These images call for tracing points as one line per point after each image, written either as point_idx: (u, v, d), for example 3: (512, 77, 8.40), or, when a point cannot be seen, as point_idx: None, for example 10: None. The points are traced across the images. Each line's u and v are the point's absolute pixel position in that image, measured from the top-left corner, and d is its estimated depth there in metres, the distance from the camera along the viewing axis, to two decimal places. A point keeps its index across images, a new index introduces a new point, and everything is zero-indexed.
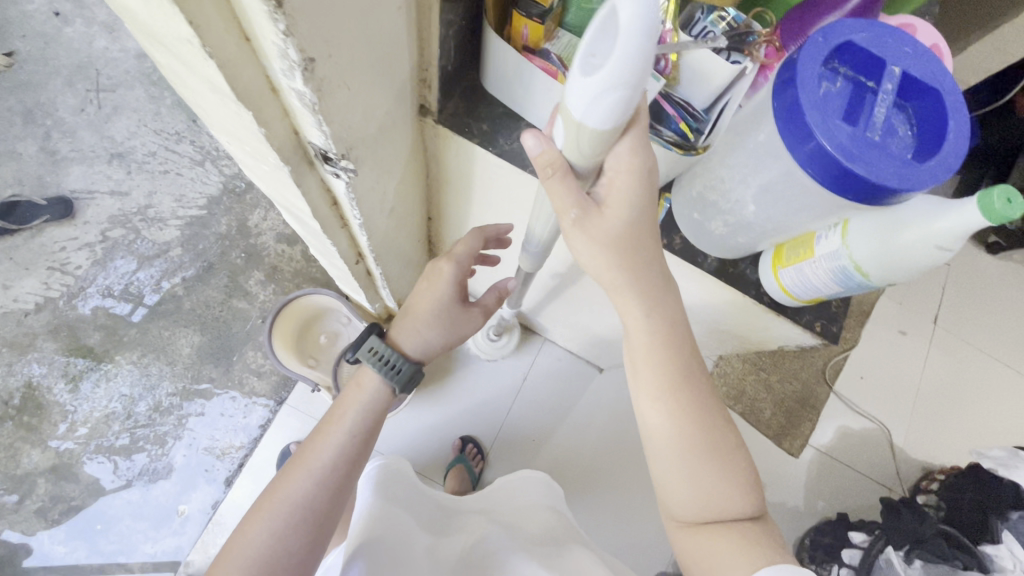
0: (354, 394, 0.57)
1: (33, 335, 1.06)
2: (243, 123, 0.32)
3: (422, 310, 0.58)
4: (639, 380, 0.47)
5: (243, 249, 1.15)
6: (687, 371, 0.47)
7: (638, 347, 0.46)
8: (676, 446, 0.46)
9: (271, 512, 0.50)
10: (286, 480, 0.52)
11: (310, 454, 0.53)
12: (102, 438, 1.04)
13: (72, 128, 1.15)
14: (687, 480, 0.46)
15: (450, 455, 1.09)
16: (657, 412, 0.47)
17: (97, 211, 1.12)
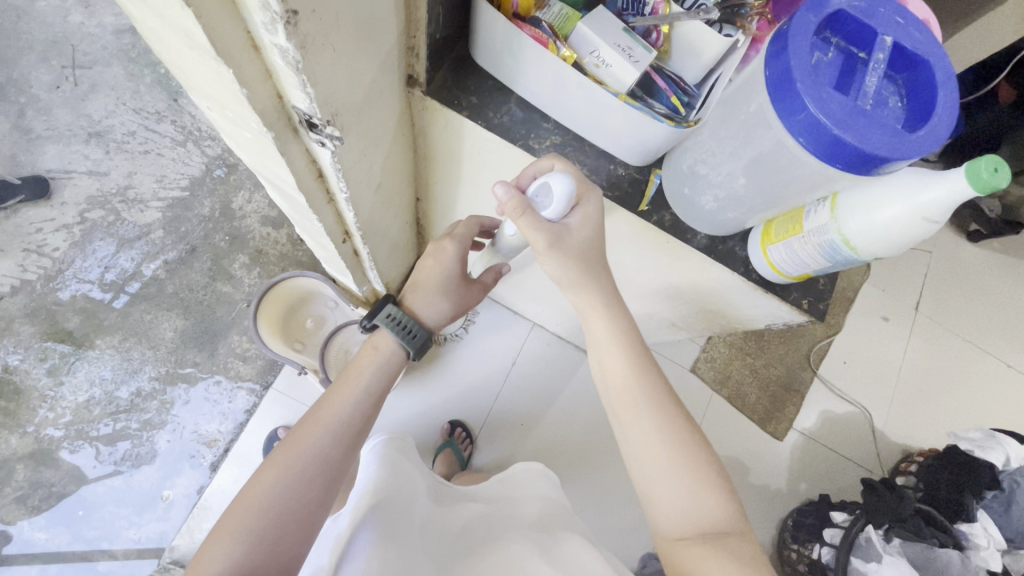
0: (368, 356, 0.58)
1: (10, 319, 1.03)
2: (224, 83, 0.31)
3: (430, 284, 0.61)
4: (608, 377, 0.50)
5: (227, 232, 1.13)
6: (653, 368, 0.50)
7: (603, 342, 0.49)
8: (654, 441, 0.48)
9: (288, 461, 0.48)
10: (302, 432, 0.51)
11: (326, 410, 0.53)
12: (83, 423, 1.02)
13: (47, 106, 1.11)
14: (667, 474, 0.47)
15: (438, 439, 1.09)
16: (631, 412, 0.49)
17: (75, 191, 1.09)
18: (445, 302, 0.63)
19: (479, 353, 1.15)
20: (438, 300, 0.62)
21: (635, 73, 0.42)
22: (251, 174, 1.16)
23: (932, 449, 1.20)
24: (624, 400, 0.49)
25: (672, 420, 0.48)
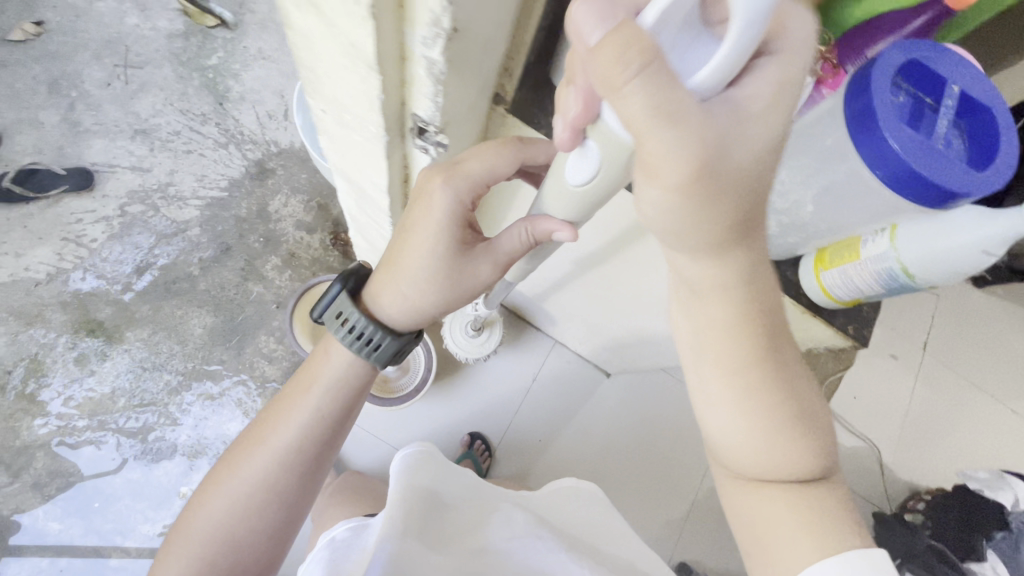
0: (317, 370, 0.60)
1: (42, 306, 1.04)
2: (365, 89, 0.34)
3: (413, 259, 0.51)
4: (710, 353, 0.40)
5: (262, 234, 1.15)
6: (770, 340, 0.40)
7: (713, 317, 0.38)
8: (753, 422, 0.41)
9: (230, 483, 0.58)
10: (247, 453, 0.59)
11: (270, 431, 0.59)
12: (106, 415, 1.02)
13: (97, 102, 1.14)
14: (760, 452, 0.41)
15: (457, 450, 1.10)
16: (729, 389, 0.41)
17: (117, 185, 1.11)
18: (432, 278, 0.51)
19: (501, 368, 1.16)
20: (418, 279, 0.52)
21: None
22: (289, 179, 1.19)
23: (938, 487, 1.22)
24: (724, 379, 0.40)
25: (778, 397, 0.41)
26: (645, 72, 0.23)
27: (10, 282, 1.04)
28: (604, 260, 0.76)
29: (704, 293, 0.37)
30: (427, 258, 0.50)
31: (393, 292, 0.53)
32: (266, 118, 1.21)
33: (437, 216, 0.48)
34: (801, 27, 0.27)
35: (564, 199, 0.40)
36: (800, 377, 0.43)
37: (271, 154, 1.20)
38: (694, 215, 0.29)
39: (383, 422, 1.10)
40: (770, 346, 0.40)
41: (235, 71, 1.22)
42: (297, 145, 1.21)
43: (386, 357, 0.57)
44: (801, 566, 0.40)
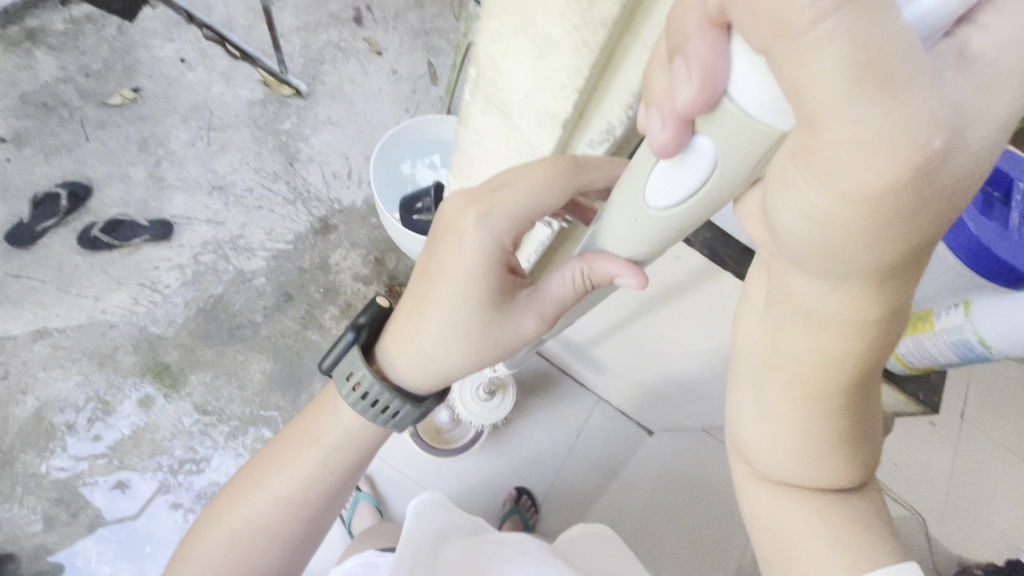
0: (319, 432, 0.65)
1: (114, 348, 1.09)
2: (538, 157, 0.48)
3: (444, 298, 0.53)
4: (790, 373, 0.44)
5: (322, 285, 1.21)
6: (867, 373, 0.42)
7: (823, 347, 0.39)
8: (810, 433, 0.46)
9: (233, 517, 0.65)
10: (251, 493, 0.65)
11: (272, 478, 0.65)
12: (165, 457, 1.05)
13: (181, 160, 1.24)
14: (792, 462, 0.48)
15: (502, 504, 1.10)
16: (795, 412, 0.46)
17: (193, 236, 1.19)
18: (455, 324, 0.54)
19: (547, 422, 1.17)
20: (447, 324, 0.54)
21: None
22: (349, 234, 1.26)
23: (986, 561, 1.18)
24: (792, 392, 0.45)
25: (838, 416, 0.45)
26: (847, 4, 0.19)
27: (87, 323, 1.09)
28: None
29: (823, 321, 0.37)
30: (463, 314, 0.54)
31: (426, 337, 0.55)
32: (332, 177, 1.30)
33: (464, 254, 0.51)
34: None
35: (654, 220, 0.38)
36: (869, 409, 0.46)
37: (335, 210, 1.27)
38: (868, 214, 0.25)
39: (432, 476, 1.09)
40: (861, 385, 0.43)
41: (306, 135, 1.32)
42: (359, 203, 1.28)
43: (404, 417, 0.60)
44: (808, 552, 0.47)
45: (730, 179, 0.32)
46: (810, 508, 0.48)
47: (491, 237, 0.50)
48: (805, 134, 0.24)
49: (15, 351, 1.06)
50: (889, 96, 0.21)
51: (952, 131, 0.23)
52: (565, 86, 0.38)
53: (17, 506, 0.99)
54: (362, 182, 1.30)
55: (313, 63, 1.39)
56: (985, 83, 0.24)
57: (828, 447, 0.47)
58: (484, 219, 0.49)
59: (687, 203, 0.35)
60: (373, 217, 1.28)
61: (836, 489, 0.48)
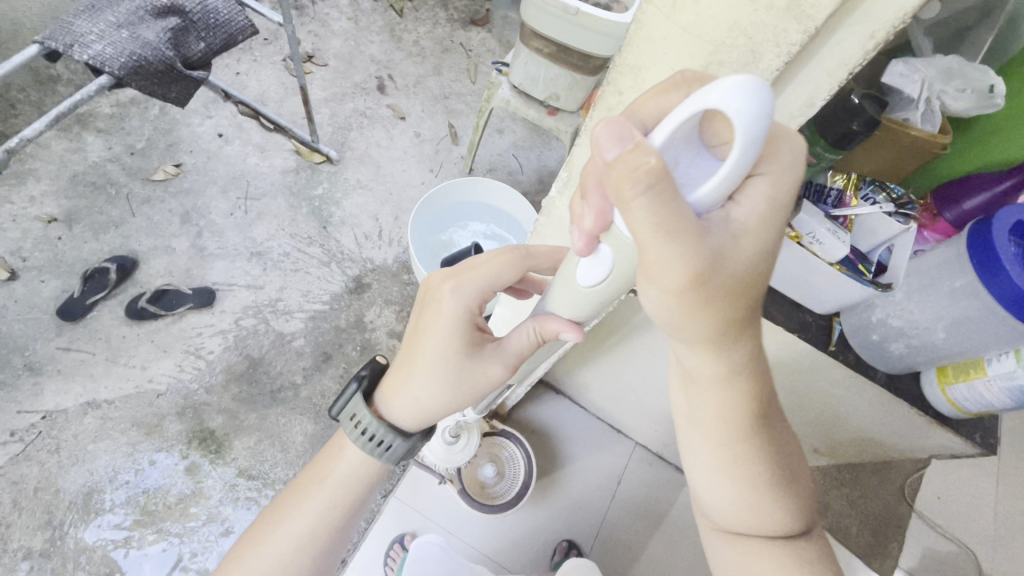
0: (330, 469, 0.63)
1: (161, 416, 1.11)
2: None
3: (424, 354, 0.56)
4: (703, 429, 0.51)
5: (359, 343, 1.24)
6: (761, 419, 0.50)
7: (713, 407, 0.49)
8: (745, 484, 0.53)
9: (249, 564, 0.61)
10: (267, 534, 0.62)
11: (287, 517, 0.62)
12: (212, 524, 1.05)
13: (221, 229, 1.30)
14: (738, 506, 0.54)
15: (550, 557, 1.09)
16: (719, 461, 0.52)
17: (234, 301, 1.23)
18: (445, 375, 0.56)
19: (587, 470, 1.16)
20: (432, 376, 0.56)
21: None
22: (383, 291, 1.29)
23: None
24: (713, 451, 0.51)
25: (763, 462, 0.52)
26: (650, 192, 0.31)
27: (135, 393, 1.12)
28: None
29: (708, 389, 0.48)
30: (440, 364, 0.56)
31: (406, 392, 0.58)
32: (364, 238, 1.34)
33: (443, 319, 0.55)
34: (786, 153, 0.36)
35: (573, 298, 0.50)
36: (785, 453, 0.53)
37: (368, 269, 1.31)
38: (689, 306, 0.38)
39: (479, 532, 1.08)
40: (765, 432, 0.51)
41: (337, 199, 1.37)
42: (391, 261, 1.32)
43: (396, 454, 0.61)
44: None
45: (625, 275, 0.44)
46: (769, 554, 0.55)
47: (463, 301, 0.55)
48: (641, 258, 0.37)
49: (65, 425, 1.08)
50: (678, 239, 0.33)
51: (721, 260, 0.36)
52: None
53: None
54: (393, 241, 1.34)
55: (341, 131, 1.46)
56: (747, 228, 0.36)
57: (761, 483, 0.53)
58: (457, 287, 0.54)
59: (602, 287, 0.46)
60: (405, 274, 1.32)
61: (782, 529, 0.55)
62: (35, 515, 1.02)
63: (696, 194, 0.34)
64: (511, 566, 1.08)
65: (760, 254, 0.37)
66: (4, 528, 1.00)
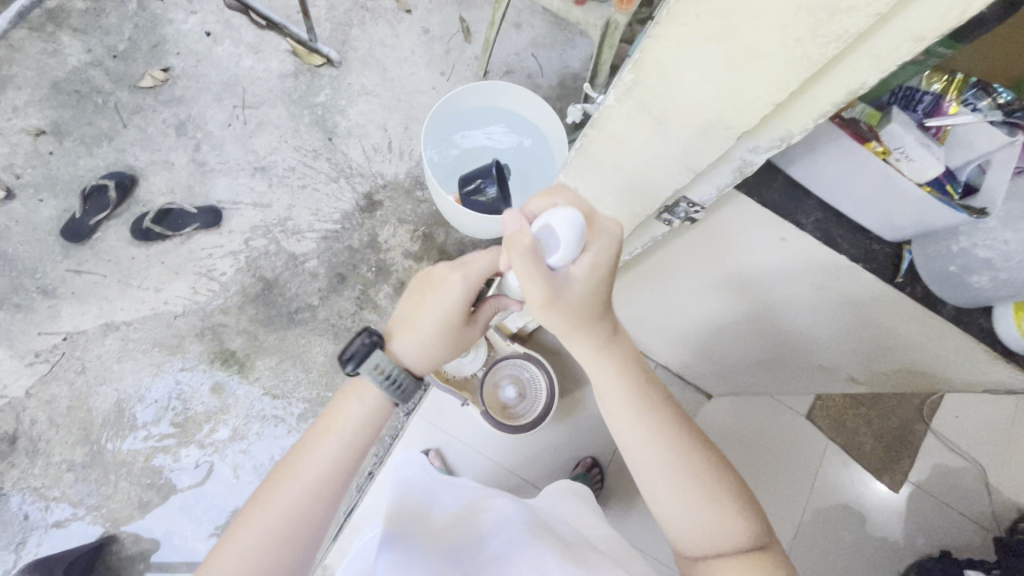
0: (348, 411, 0.54)
1: (181, 337, 1.11)
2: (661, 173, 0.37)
3: (428, 328, 0.54)
4: (610, 421, 0.50)
5: (373, 264, 1.19)
6: (659, 397, 0.50)
7: (603, 386, 0.50)
8: (671, 477, 0.47)
9: (260, 524, 0.50)
10: (280, 484, 0.51)
11: (301, 464, 0.52)
12: (241, 439, 1.09)
13: (220, 142, 1.21)
14: (668, 501, 0.48)
15: (571, 470, 1.12)
16: (635, 451, 0.49)
17: (242, 221, 1.18)
18: (443, 337, 0.55)
19: None
20: (427, 342, 0.55)
21: (939, 166, 0.49)
22: (396, 209, 1.22)
23: None
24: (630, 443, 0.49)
25: (679, 441, 0.48)
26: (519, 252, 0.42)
27: (152, 315, 1.11)
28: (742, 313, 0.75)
29: (592, 374, 0.50)
30: (439, 339, 0.55)
31: (403, 351, 0.55)
32: (373, 151, 1.24)
33: (442, 303, 0.53)
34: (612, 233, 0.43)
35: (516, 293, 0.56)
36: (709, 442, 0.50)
37: (379, 186, 1.22)
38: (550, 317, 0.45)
39: (500, 449, 1.11)
40: (668, 412, 0.49)
41: (342, 107, 1.25)
42: (402, 176, 1.23)
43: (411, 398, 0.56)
44: None
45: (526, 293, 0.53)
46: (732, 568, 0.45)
47: (472, 284, 0.52)
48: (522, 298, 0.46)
49: (88, 345, 1.08)
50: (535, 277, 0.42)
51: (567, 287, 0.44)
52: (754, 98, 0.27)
53: (111, 492, 1.04)
54: (404, 154, 1.24)
55: (342, 27, 1.30)
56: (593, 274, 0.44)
57: (684, 464, 0.48)
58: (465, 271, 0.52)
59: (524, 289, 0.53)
60: (417, 190, 1.23)
61: (747, 537, 0.46)
62: (72, 430, 1.05)
63: (552, 258, 0.43)
64: (532, 480, 1.11)
65: (597, 290, 0.45)
66: (44, 442, 1.04)
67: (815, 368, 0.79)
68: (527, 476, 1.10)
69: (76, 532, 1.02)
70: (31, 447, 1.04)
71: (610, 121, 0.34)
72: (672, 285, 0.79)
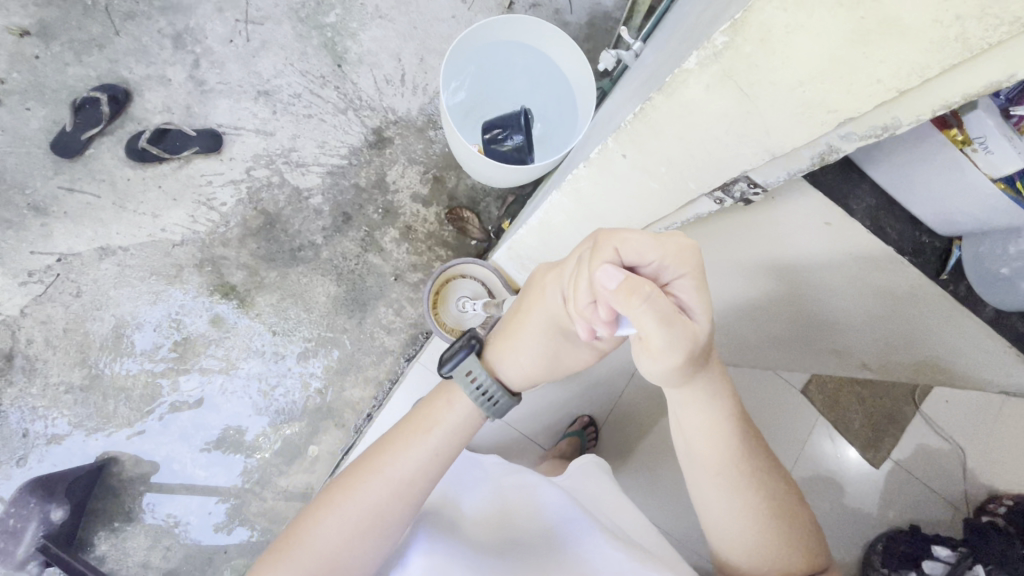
0: (441, 413, 0.53)
1: (179, 267, 1.08)
2: (727, 148, 0.36)
3: (526, 340, 0.51)
4: (695, 460, 0.50)
5: (380, 205, 1.14)
6: (750, 437, 0.50)
7: (700, 426, 0.49)
8: (752, 512, 0.49)
9: (343, 512, 0.49)
10: (363, 479, 0.51)
11: (388, 461, 0.51)
12: (240, 373, 1.08)
13: (221, 59, 1.12)
14: (741, 539, 0.50)
15: (568, 426, 1.14)
16: (715, 490, 0.50)
17: (243, 148, 1.11)
18: (545, 356, 0.51)
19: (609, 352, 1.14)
20: (527, 351, 0.52)
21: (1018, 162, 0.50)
22: (406, 148, 1.15)
23: None
24: (713, 481, 0.49)
25: (760, 481, 0.50)
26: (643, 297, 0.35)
27: (149, 242, 1.07)
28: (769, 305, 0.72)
29: (688, 417, 0.49)
30: (538, 346, 0.51)
31: (502, 360, 0.53)
32: (384, 83, 1.15)
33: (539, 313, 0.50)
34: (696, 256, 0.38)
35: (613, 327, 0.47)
36: (784, 484, 0.51)
37: (389, 121, 1.15)
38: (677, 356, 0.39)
39: None
40: (755, 454, 0.50)
41: (353, 30, 1.15)
42: (415, 113, 1.16)
43: (502, 412, 0.55)
44: None
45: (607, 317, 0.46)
46: None
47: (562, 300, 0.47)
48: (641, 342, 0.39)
49: (83, 269, 1.05)
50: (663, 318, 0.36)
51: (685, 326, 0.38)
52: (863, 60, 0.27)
53: (110, 415, 1.04)
54: (417, 88, 1.16)
55: None
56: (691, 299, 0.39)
57: (762, 499, 0.49)
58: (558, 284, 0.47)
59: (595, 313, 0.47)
60: (430, 130, 1.16)
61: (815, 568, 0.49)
62: (69, 353, 1.04)
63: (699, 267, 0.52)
64: (529, 433, 1.13)
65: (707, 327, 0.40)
66: (41, 363, 1.03)
67: (832, 357, 0.77)
68: (524, 429, 1.12)
69: (76, 453, 1.03)
70: (28, 367, 1.03)
71: (685, 87, 0.34)
72: None
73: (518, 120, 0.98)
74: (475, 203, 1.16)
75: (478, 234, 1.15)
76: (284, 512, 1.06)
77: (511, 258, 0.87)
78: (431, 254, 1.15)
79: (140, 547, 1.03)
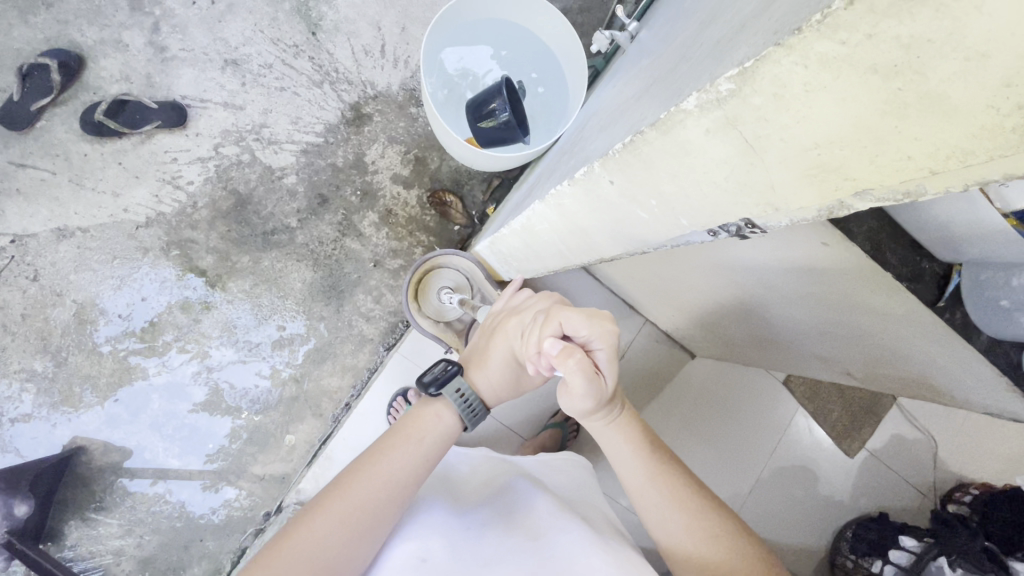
0: (430, 422, 0.52)
1: (144, 249, 1.02)
2: (725, 195, 0.31)
3: (486, 368, 0.54)
4: (626, 477, 0.53)
5: (358, 186, 1.08)
6: (669, 455, 0.54)
7: (620, 444, 0.52)
8: (690, 518, 0.50)
9: (335, 516, 0.44)
10: (353, 480, 0.47)
11: (382, 462, 0.48)
12: (212, 360, 1.04)
13: (183, 24, 1.03)
14: (687, 542, 0.49)
15: (550, 417, 1.13)
16: (652, 499, 0.51)
17: (210, 123, 1.04)
18: (501, 385, 0.54)
19: None
20: (489, 381, 0.54)
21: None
22: (386, 126, 1.08)
23: (989, 484, 1.17)
24: (646, 488, 0.51)
25: (689, 490, 0.52)
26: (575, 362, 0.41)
27: (112, 223, 1.01)
28: (762, 306, 0.71)
29: (605, 439, 0.53)
30: (493, 376, 0.54)
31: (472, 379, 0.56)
32: (362, 53, 1.07)
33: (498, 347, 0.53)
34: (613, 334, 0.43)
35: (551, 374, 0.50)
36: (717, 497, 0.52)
37: (368, 96, 1.08)
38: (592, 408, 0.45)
39: None
40: (677, 468, 0.53)
41: None
42: (396, 87, 1.09)
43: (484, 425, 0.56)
44: None
45: None
46: None
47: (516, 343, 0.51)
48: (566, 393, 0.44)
49: (40, 251, 0.99)
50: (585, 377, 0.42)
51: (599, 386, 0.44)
52: (880, 123, 0.22)
53: (77, 404, 1.01)
54: (398, 61, 1.08)
55: None
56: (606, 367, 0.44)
57: (696, 504, 0.51)
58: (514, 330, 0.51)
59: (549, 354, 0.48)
60: (412, 106, 1.09)
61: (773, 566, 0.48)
62: (28, 339, 0.99)
63: None
64: (510, 423, 1.12)
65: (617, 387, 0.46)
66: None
67: (820, 363, 0.75)
68: (505, 419, 1.11)
69: (41, 442, 0.99)
70: None
71: (683, 127, 0.29)
72: (691, 265, 0.76)
73: (502, 92, 0.88)
74: (459, 186, 1.11)
75: (461, 219, 1.10)
76: (260, 500, 1.05)
77: (493, 252, 0.82)
78: (413, 239, 1.10)
79: (112, 535, 1.01)
